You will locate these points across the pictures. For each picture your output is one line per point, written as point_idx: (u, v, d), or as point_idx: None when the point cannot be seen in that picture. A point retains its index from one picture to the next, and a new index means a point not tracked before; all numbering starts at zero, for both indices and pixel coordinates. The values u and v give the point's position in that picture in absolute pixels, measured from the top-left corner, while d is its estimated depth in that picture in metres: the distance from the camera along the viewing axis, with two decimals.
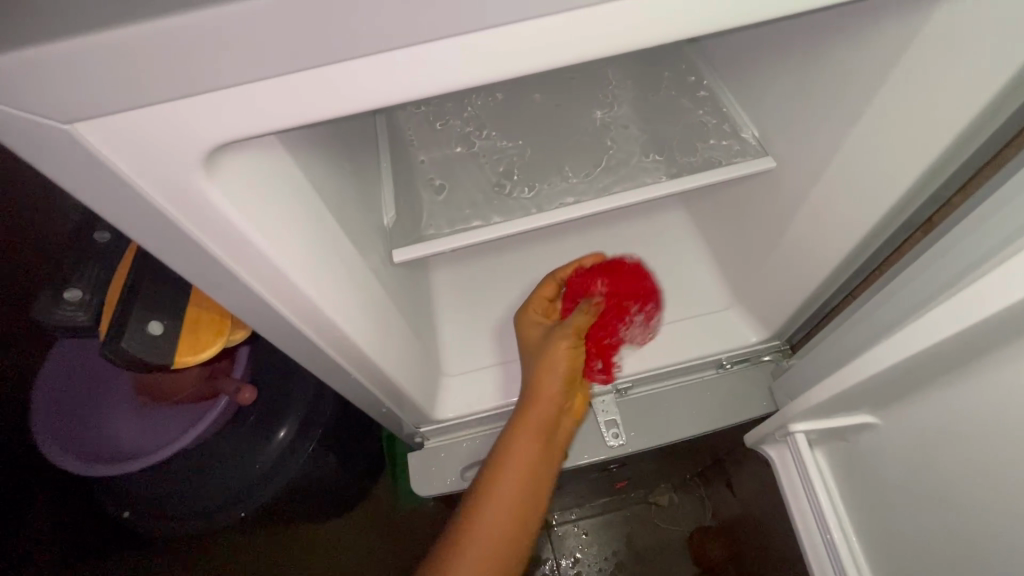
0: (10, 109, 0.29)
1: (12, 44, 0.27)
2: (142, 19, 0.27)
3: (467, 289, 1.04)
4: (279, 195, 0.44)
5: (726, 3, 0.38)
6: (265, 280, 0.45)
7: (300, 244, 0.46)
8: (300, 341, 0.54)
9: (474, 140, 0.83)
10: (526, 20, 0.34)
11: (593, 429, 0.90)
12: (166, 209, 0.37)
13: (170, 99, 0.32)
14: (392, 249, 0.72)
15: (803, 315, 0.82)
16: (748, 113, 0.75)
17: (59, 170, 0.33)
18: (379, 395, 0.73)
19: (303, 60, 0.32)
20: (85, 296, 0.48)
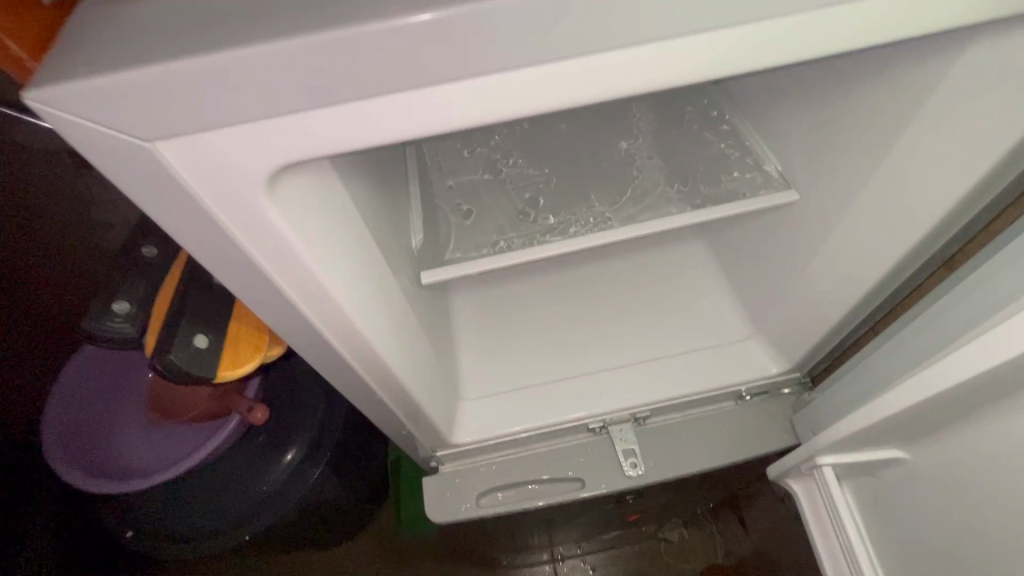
0: (102, 127, 0.31)
1: (118, 71, 0.29)
2: (234, 51, 0.29)
3: (488, 313, 1.04)
4: (328, 217, 0.45)
5: (768, 39, 0.39)
6: (312, 298, 0.46)
7: (343, 264, 0.47)
8: (332, 358, 0.55)
9: (500, 167, 0.85)
10: (578, 56, 0.36)
11: (610, 457, 0.90)
12: (227, 225, 0.38)
13: (248, 121, 0.33)
14: (420, 271, 0.73)
15: (824, 347, 0.82)
16: (771, 146, 0.77)
17: (136, 184, 0.35)
18: (401, 417, 0.73)
19: (370, 89, 0.33)
20: (133, 309, 0.48)
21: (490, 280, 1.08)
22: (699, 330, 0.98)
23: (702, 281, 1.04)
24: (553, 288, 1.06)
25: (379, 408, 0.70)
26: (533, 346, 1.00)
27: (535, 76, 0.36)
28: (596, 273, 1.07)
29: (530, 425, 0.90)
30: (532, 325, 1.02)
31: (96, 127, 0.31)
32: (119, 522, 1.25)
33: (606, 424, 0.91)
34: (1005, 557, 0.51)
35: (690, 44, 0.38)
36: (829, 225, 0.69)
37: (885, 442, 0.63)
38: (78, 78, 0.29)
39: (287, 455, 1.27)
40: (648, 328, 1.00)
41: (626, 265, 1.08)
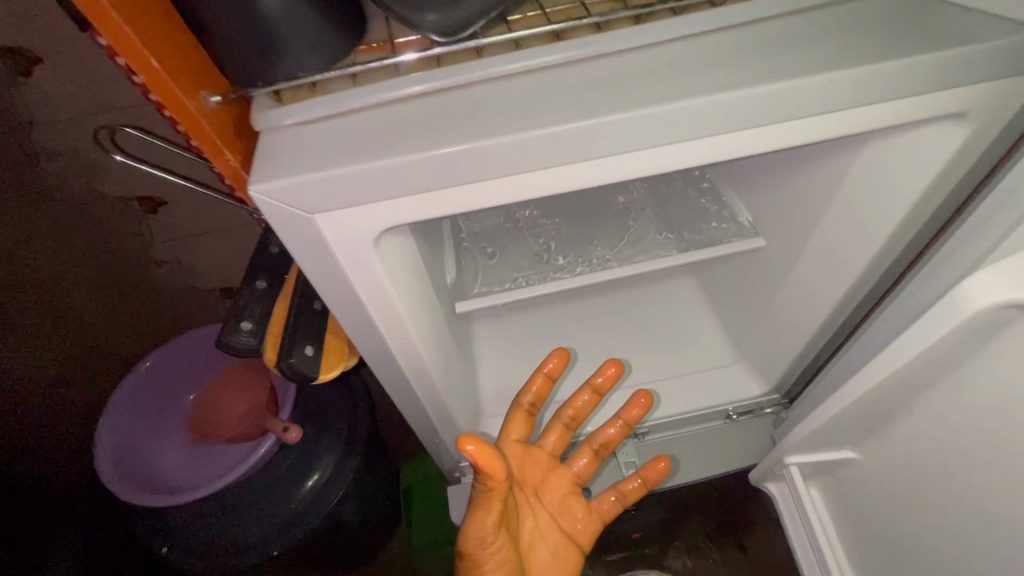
0: (284, 205, 0.45)
1: (304, 173, 0.44)
2: (379, 161, 0.44)
3: (505, 340, 1.18)
4: (402, 262, 0.60)
5: (742, 143, 0.53)
6: (389, 323, 0.61)
7: (410, 297, 0.62)
8: (394, 372, 0.69)
9: (518, 216, 1.01)
10: (607, 156, 0.50)
11: (614, 468, 1.02)
12: (345, 268, 0.53)
13: (374, 202, 0.48)
14: (456, 302, 0.88)
15: (797, 369, 0.96)
16: (744, 201, 0.93)
17: (292, 240, 0.49)
18: (436, 425, 0.87)
19: (456, 184, 0.48)
20: (256, 327, 0.61)
21: (505, 312, 1.22)
22: (691, 355, 1.12)
23: (694, 312, 1.18)
24: (561, 319, 1.20)
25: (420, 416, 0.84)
26: None
27: (564, 173, 0.51)
28: (599, 306, 1.22)
29: None
30: (543, 351, 1.16)
31: (281, 206, 0.45)
32: (156, 538, 1.36)
33: None
34: (932, 521, 0.66)
35: (670, 151, 0.52)
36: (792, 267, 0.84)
37: (839, 443, 0.77)
38: (278, 176, 0.44)
39: (309, 480, 1.41)
40: (645, 354, 1.13)
41: (625, 299, 1.22)
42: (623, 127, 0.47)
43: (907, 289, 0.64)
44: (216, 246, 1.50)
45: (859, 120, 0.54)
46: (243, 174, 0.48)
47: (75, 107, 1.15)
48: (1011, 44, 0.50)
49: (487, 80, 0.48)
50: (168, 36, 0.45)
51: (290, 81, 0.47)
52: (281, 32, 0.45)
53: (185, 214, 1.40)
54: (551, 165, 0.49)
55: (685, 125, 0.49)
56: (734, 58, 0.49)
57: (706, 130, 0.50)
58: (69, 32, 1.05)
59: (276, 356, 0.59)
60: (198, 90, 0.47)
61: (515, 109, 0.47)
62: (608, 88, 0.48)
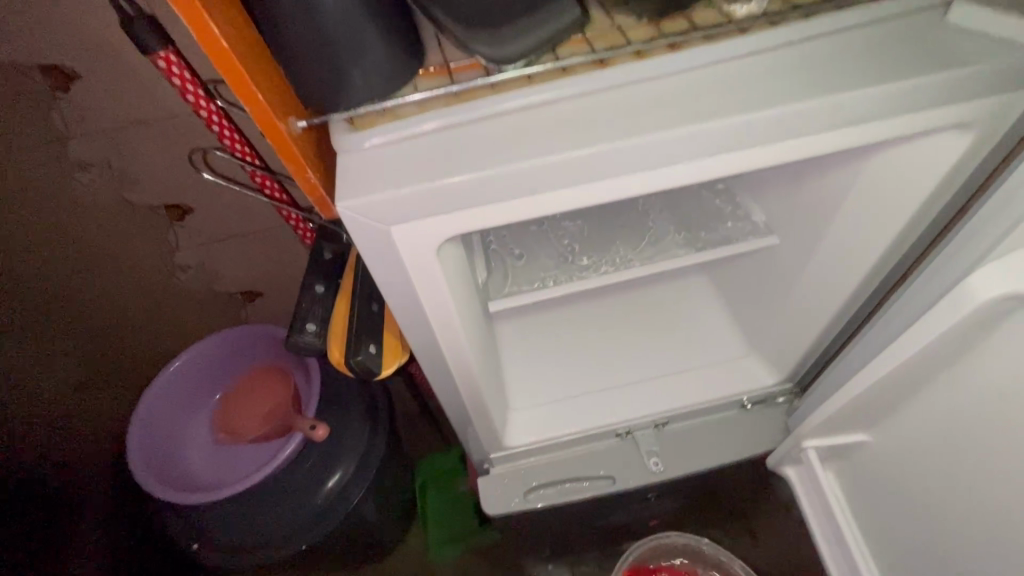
0: (366, 220, 0.51)
1: (385, 191, 0.49)
2: (450, 179, 0.49)
3: (527, 339, 1.24)
4: (455, 269, 0.66)
5: (765, 156, 0.59)
6: (442, 324, 0.66)
7: (461, 301, 0.67)
8: (439, 369, 0.75)
9: (543, 219, 1.05)
10: (646, 171, 0.55)
11: (635, 457, 1.08)
12: (410, 275, 0.58)
13: (441, 215, 0.53)
14: (488, 301, 0.94)
15: (808, 360, 1.02)
16: (757, 202, 0.98)
17: (367, 251, 0.55)
18: (471, 418, 0.92)
19: (516, 196, 0.53)
20: (319, 329, 0.67)
21: (527, 312, 1.27)
22: (706, 349, 1.17)
23: (708, 308, 1.23)
24: (580, 317, 1.26)
25: (459, 409, 0.89)
26: (566, 366, 1.19)
27: (608, 187, 0.56)
28: (616, 303, 1.27)
29: (566, 432, 1.09)
30: (564, 348, 1.22)
31: (363, 220, 0.51)
32: (188, 536, 1.41)
33: (631, 430, 1.10)
34: (938, 496, 0.71)
35: (703, 164, 0.58)
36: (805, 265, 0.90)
37: (853, 427, 0.83)
38: (361, 193, 0.49)
39: (330, 481, 1.45)
40: (662, 349, 1.19)
41: (640, 296, 1.28)
42: (664, 143, 0.52)
43: (913, 284, 0.70)
44: (241, 250, 1.54)
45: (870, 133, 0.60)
46: (321, 190, 0.55)
47: (109, 120, 1.19)
48: (1009, 62, 0.56)
49: (539, 103, 0.54)
50: (260, 69, 0.50)
51: (363, 106, 0.53)
52: (357, 66, 0.51)
53: (213, 219, 1.44)
54: (600, 179, 0.54)
55: (718, 141, 0.54)
56: (759, 80, 0.55)
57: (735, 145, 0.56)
58: (108, 48, 1.09)
59: (343, 356, 0.64)
60: (287, 116, 0.52)
61: (566, 129, 0.52)
62: (647, 108, 0.53)
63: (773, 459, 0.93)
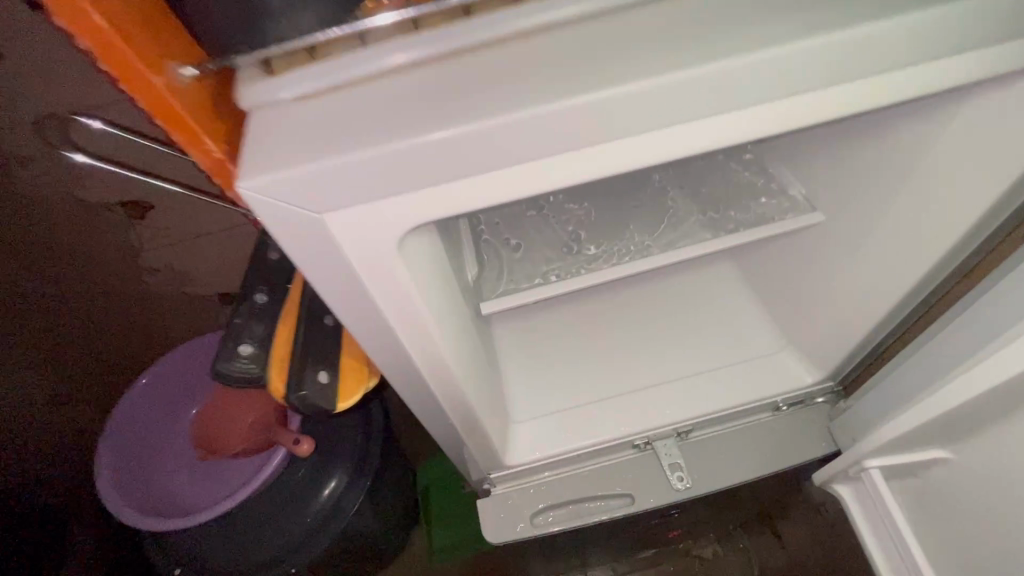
0: (286, 204, 0.39)
1: (304, 161, 0.37)
2: (391, 141, 0.37)
3: (528, 340, 1.09)
4: (430, 270, 0.53)
5: (818, 101, 0.46)
6: (415, 338, 0.53)
7: (440, 308, 0.55)
8: (417, 386, 0.61)
9: (542, 203, 0.89)
10: (660, 126, 0.43)
11: (656, 472, 0.94)
12: (361, 278, 0.46)
13: (389, 195, 0.41)
14: (479, 303, 0.79)
15: (855, 356, 0.88)
16: (794, 173, 0.83)
17: (297, 247, 0.43)
18: (464, 437, 0.78)
19: (485, 166, 0.41)
20: (256, 351, 0.55)
21: (527, 310, 1.13)
22: (733, 345, 1.03)
23: (734, 298, 1.09)
24: (588, 315, 1.11)
25: (450, 430, 0.76)
26: (574, 370, 1.05)
27: (611, 151, 0.44)
28: (627, 296, 1.13)
29: (576, 447, 0.95)
30: (571, 348, 1.08)
31: (282, 203, 0.39)
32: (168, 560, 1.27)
33: (650, 440, 0.95)
34: None
35: (735, 118, 0.45)
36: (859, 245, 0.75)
37: (930, 443, 0.68)
38: (272, 166, 0.37)
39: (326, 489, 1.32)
40: (683, 347, 1.04)
41: (654, 288, 1.13)
42: (686, 86, 0.40)
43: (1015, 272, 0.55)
44: (212, 251, 1.39)
45: (960, 71, 0.47)
46: (231, 166, 0.40)
47: (40, 106, 1.02)
48: None
49: (520, 40, 0.40)
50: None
51: (281, 44, 0.38)
52: None
53: (176, 218, 1.29)
54: (597, 141, 0.42)
55: (757, 86, 0.42)
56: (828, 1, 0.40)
57: (783, 86, 0.43)
58: (25, 19, 0.92)
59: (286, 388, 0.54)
60: (165, 60, 0.38)
61: (554, 70, 0.39)
62: (674, 44, 0.40)
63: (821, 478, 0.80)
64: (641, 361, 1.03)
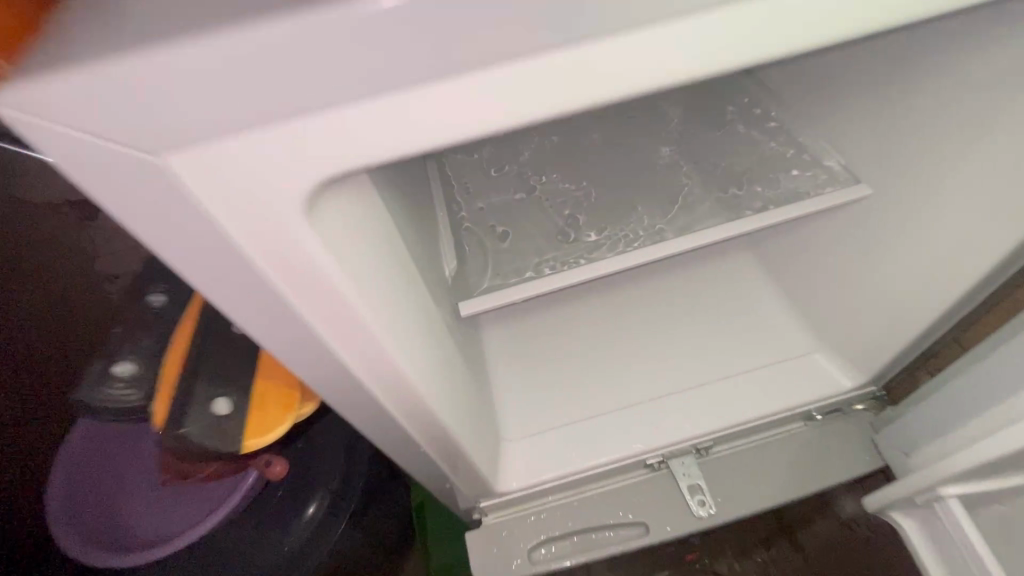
0: (96, 142, 0.24)
1: (106, 67, 0.22)
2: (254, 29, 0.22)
3: (524, 343, 0.97)
4: (367, 244, 0.39)
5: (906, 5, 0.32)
6: (348, 337, 0.39)
7: (384, 297, 0.41)
8: (368, 406, 0.48)
9: (533, 182, 0.75)
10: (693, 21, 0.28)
11: (674, 496, 0.81)
12: (253, 260, 0.31)
13: (272, 131, 0.26)
14: (458, 303, 0.65)
15: (903, 357, 0.75)
16: (828, 139, 0.70)
17: (138, 215, 0.28)
18: (442, 465, 0.65)
19: (425, 74, 0.25)
20: (134, 372, 0.49)
21: (523, 309, 1.01)
22: (756, 344, 0.90)
23: (752, 294, 0.96)
24: (591, 312, 0.99)
25: (426, 459, 0.62)
26: (575, 380, 0.92)
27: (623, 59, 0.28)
28: (634, 290, 1.00)
29: (580, 466, 0.81)
30: (572, 353, 0.95)
31: (90, 142, 0.24)
32: None
33: (666, 458, 0.82)
34: None
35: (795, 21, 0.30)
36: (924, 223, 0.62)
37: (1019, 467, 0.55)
38: (54, 73, 0.22)
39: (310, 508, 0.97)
40: (700, 349, 0.92)
41: (664, 280, 1.01)
42: None
43: None
44: None
45: None
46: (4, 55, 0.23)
47: None
48: None
49: None
50: None
51: None
52: None
53: None
54: (605, 35, 0.27)
55: None
56: None
57: None
58: None
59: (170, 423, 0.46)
60: None
61: None
62: None
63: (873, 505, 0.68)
64: (652, 364, 0.91)
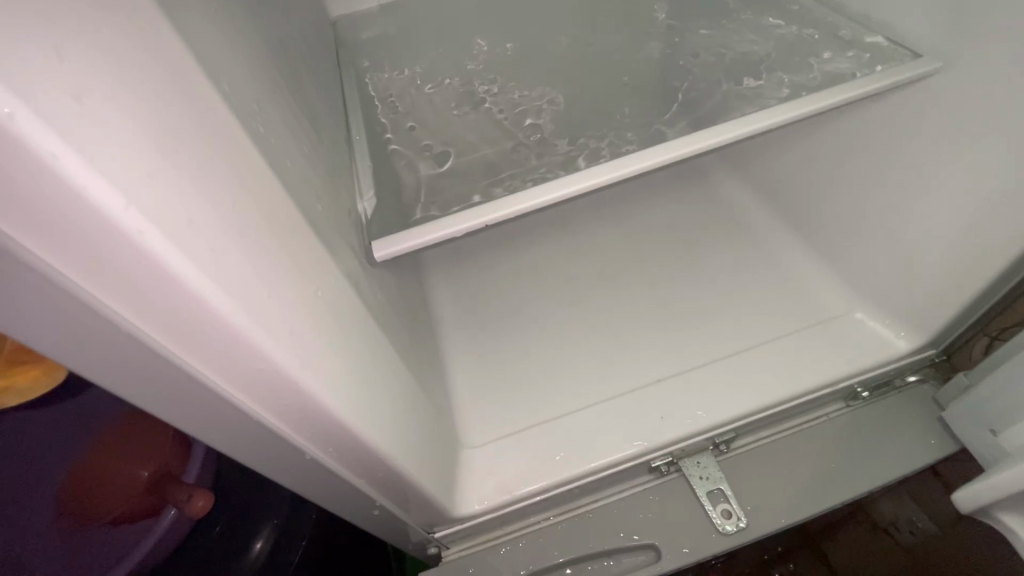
0: None
1: None
2: None
3: (492, 323, 0.80)
4: (141, 96, 0.21)
5: None
6: (129, 287, 0.20)
7: (199, 208, 0.22)
8: (221, 418, 0.28)
9: (483, 97, 0.66)
10: None
11: (689, 505, 0.61)
12: None
13: None
14: (373, 242, 0.47)
15: (973, 312, 0.58)
16: (866, 8, 0.57)
17: None
18: (369, 489, 0.43)
19: None
20: None
21: (491, 281, 0.85)
22: (776, 308, 0.73)
23: (766, 263, 0.79)
24: (578, 271, 0.84)
25: (320, 486, 0.39)
26: (552, 373, 0.73)
27: None
28: (621, 253, 0.85)
29: (566, 477, 0.60)
30: (551, 332, 0.78)
31: None
32: None
33: (677, 457, 0.63)
34: None
35: None
36: (1007, 75, 0.45)
37: None
38: None
39: (258, 543, 0.59)
40: (708, 315, 0.75)
41: (656, 238, 0.86)
42: None
43: None
44: None
45: None
46: None
47: None
48: None
49: None
50: None
51: None
52: None
53: None
54: None
55: None
56: None
57: None
58: None
59: None
60: None
61: None
62: None
63: (968, 503, 0.50)
64: (649, 335, 0.75)
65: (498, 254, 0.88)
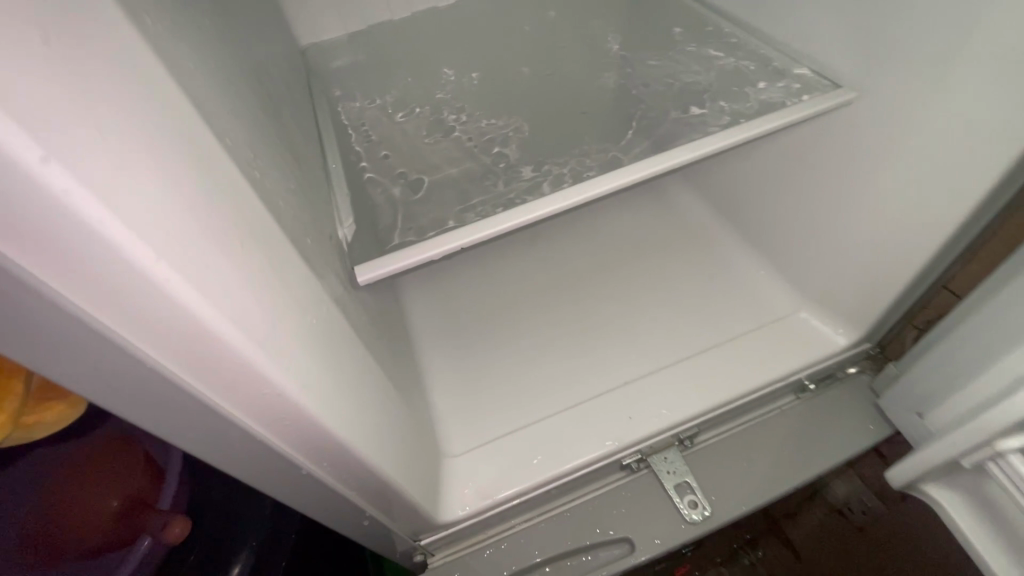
0: None
1: None
2: None
3: (467, 337, 0.83)
4: (164, 155, 0.24)
5: None
6: (153, 325, 0.23)
7: (212, 252, 0.25)
8: (223, 437, 0.30)
9: (452, 125, 0.70)
10: None
11: (658, 499, 0.66)
12: None
13: None
14: (354, 268, 0.49)
15: (898, 309, 0.65)
16: (791, 44, 0.64)
17: None
18: (359, 501, 0.46)
19: None
20: None
21: (464, 297, 0.88)
22: (730, 311, 0.80)
23: (720, 270, 0.86)
24: (546, 284, 0.88)
25: (315, 500, 0.41)
26: (527, 382, 0.77)
27: None
28: (586, 265, 0.90)
29: (544, 478, 0.63)
30: (523, 343, 0.81)
31: None
32: None
33: (647, 455, 0.67)
34: None
35: None
36: (909, 104, 0.52)
37: None
38: None
39: None
40: (669, 320, 0.81)
41: (619, 250, 0.91)
42: None
43: None
44: None
45: None
46: None
47: None
48: None
49: None
50: None
51: None
52: None
53: None
54: None
55: None
56: None
57: None
58: None
59: None
60: None
61: None
62: None
63: (899, 479, 0.56)
64: (615, 341, 0.79)
65: (470, 270, 0.92)
